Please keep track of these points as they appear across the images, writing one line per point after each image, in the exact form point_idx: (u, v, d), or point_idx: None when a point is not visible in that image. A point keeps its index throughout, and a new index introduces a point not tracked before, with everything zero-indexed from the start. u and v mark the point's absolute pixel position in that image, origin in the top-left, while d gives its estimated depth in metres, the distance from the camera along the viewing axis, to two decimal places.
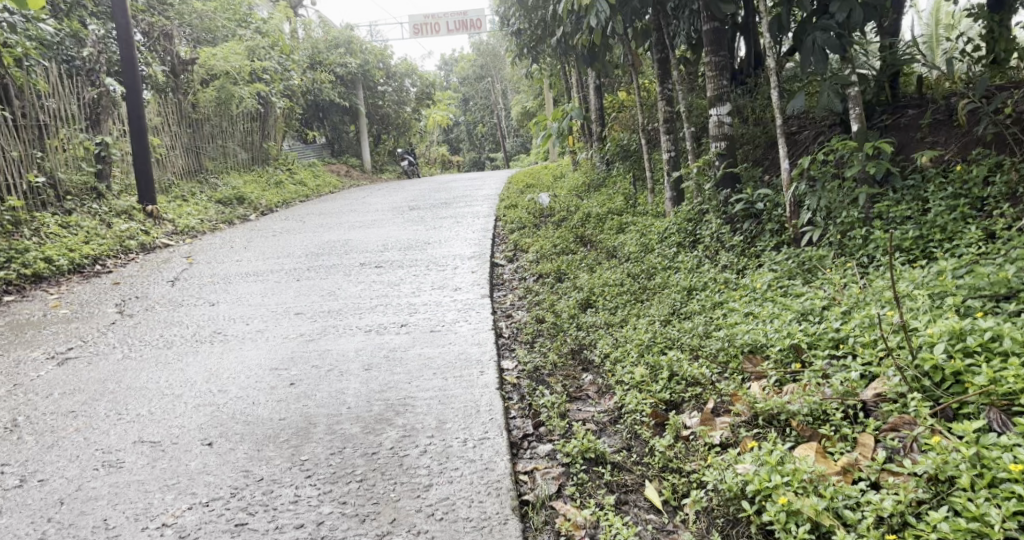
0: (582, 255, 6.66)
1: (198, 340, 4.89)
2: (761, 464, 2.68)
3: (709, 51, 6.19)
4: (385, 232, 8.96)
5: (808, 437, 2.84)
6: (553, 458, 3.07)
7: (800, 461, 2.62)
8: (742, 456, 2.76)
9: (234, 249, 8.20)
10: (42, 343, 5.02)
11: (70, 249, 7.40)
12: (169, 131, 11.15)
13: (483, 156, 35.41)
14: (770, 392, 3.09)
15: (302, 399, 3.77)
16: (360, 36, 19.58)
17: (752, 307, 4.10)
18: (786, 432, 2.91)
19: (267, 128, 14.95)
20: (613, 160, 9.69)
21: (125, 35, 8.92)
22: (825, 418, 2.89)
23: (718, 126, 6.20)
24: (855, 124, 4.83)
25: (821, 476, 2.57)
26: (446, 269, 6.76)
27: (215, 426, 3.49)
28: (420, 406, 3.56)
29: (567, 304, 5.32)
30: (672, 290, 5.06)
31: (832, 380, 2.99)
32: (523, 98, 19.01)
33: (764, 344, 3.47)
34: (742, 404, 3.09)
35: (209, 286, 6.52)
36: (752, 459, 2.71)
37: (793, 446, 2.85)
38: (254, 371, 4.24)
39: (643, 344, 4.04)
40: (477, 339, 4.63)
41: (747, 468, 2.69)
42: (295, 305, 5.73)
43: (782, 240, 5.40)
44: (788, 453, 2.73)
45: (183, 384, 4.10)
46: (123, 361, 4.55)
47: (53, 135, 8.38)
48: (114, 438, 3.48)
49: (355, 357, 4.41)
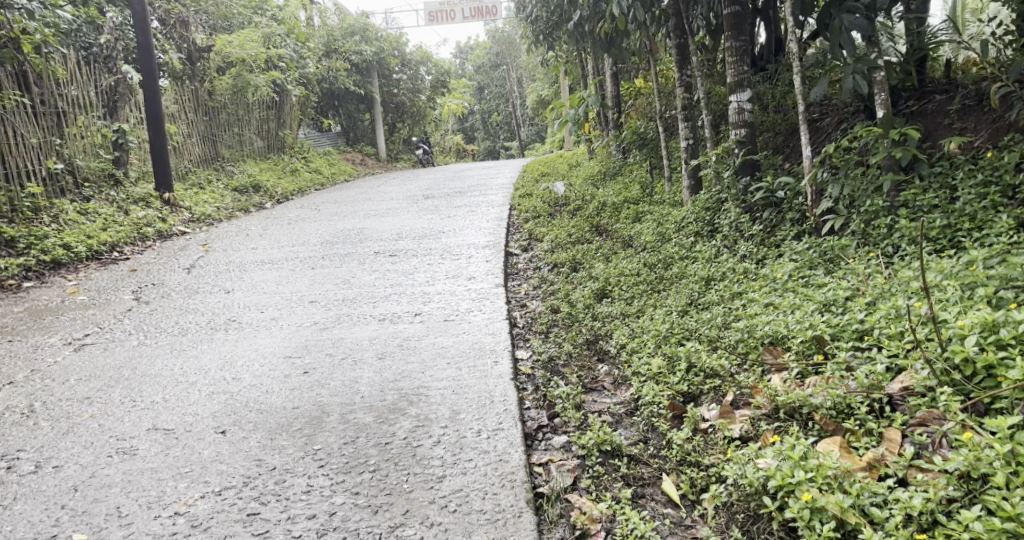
0: (598, 244, 6.62)
1: (212, 328, 4.88)
2: (783, 459, 2.62)
3: (729, 36, 6.09)
4: (400, 221, 8.94)
5: (832, 431, 2.78)
6: (568, 450, 3.03)
7: (824, 457, 2.56)
8: (764, 451, 2.71)
9: (249, 237, 8.20)
10: (60, 328, 5.04)
11: (88, 235, 7.42)
12: (185, 119, 11.16)
13: (497, 145, 35.28)
14: (792, 385, 3.04)
15: (316, 387, 3.75)
16: (376, 24, 19.51)
17: (772, 297, 4.04)
18: (808, 426, 2.85)
19: (283, 116, 14.95)
20: (630, 148, 9.61)
21: (142, 22, 8.91)
22: (850, 412, 2.83)
23: (738, 113, 6.11)
24: (879, 110, 4.72)
25: (846, 473, 2.51)
26: (461, 258, 6.73)
27: (229, 414, 3.48)
28: (434, 396, 3.54)
29: (582, 294, 5.28)
30: (690, 280, 5.02)
31: (857, 372, 2.93)
32: (539, 86, 18.90)
33: (785, 336, 3.41)
34: (763, 396, 3.03)
35: (225, 273, 6.52)
36: (774, 454, 2.65)
37: (816, 440, 2.79)
38: (268, 359, 4.23)
39: (661, 335, 3.99)
40: (492, 329, 4.60)
41: (768, 463, 2.64)
42: (309, 294, 5.71)
43: (802, 230, 5.33)
44: (811, 448, 2.67)
45: (198, 371, 4.09)
46: (139, 348, 4.56)
47: (71, 122, 8.40)
48: (128, 425, 3.48)
49: (369, 346, 4.39)
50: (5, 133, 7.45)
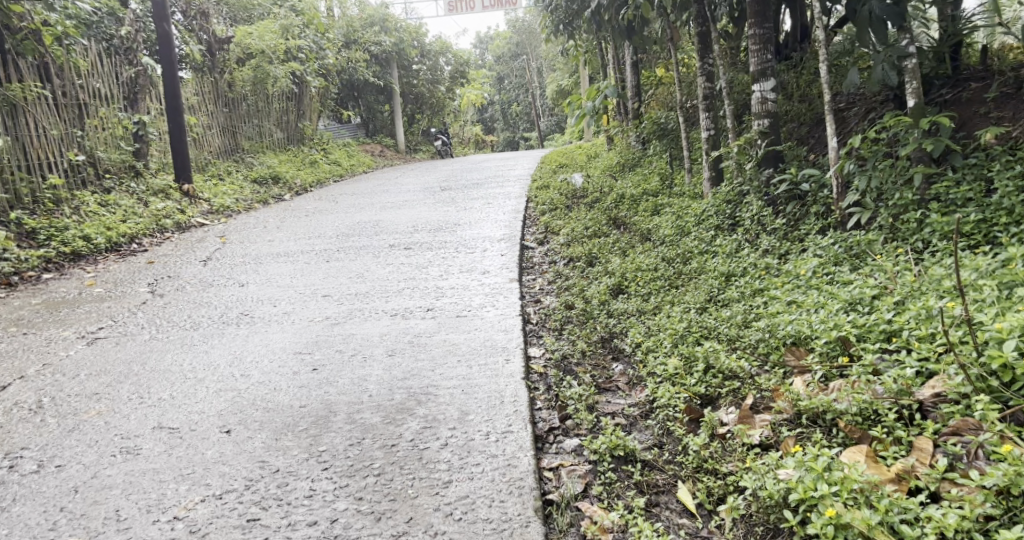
0: (616, 237, 6.50)
1: (224, 323, 4.81)
2: (806, 469, 2.49)
3: (752, 23, 5.97)
4: (416, 213, 8.85)
5: (857, 439, 2.65)
6: (579, 454, 2.93)
7: (850, 469, 2.43)
8: (785, 460, 2.58)
9: (266, 229, 8.14)
10: (74, 321, 4.96)
11: (108, 227, 7.40)
12: (206, 110, 11.15)
13: (517, 136, 35.09)
14: (814, 388, 2.91)
15: (324, 385, 3.67)
16: (395, 14, 19.40)
17: (795, 295, 3.90)
18: (832, 433, 2.72)
19: (302, 107, 14.92)
20: (649, 140, 9.45)
21: (161, 13, 8.86)
22: (877, 419, 2.69)
23: (761, 103, 5.96)
24: (911, 99, 4.56)
25: (873, 486, 2.38)
26: (476, 251, 6.64)
27: (235, 413, 3.37)
28: (443, 396, 3.47)
29: (598, 289, 5.17)
30: (709, 276, 4.92)
31: (885, 377, 2.78)
32: (559, 76, 18.73)
33: (808, 336, 3.27)
34: (784, 400, 2.90)
35: (240, 266, 6.46)
36: (796, 464, 2.52)
37: (841, 449, 2.66)
38: (277, 355, 4.15)
39: (677, 333, 3.87)
40: (504, 326, 4.51)
41: (789, 473, 2.51)
42: (323, 287, 5.64)
43: (827, 224, 5.18)
44: (836, 458, 2.54)
45: (207, 367, 4.00)
46: (150, 342, 4.47)
47: (92, 114, 8.35)
48: (133, 423, 3.36)
49: (379, 342, 4.30)
50: (28, 125, 7.39)
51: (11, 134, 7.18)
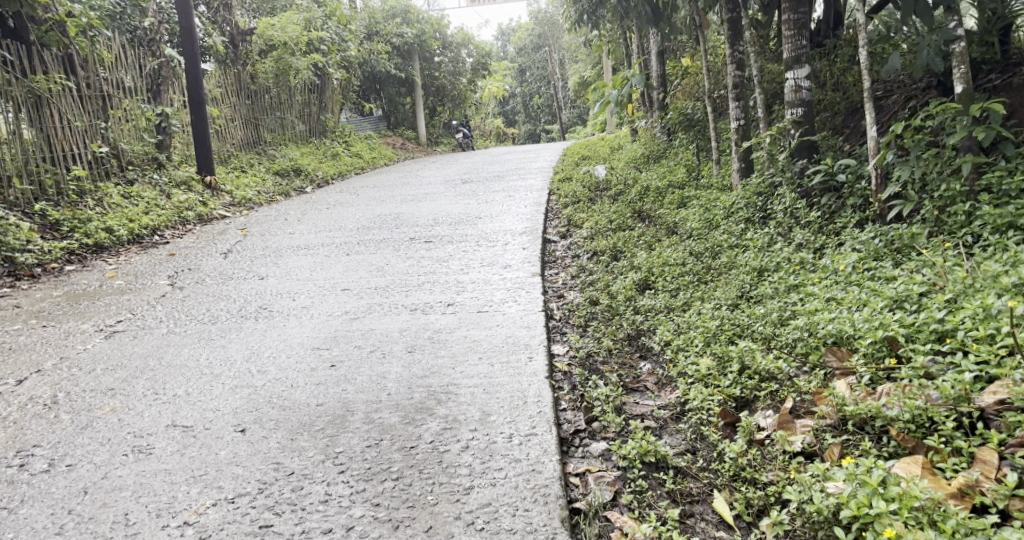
0: (641, 230, 6.34)
1: (243, 317, 4.70)
2: (858, 483, 2.32)
3: (787, 8, 5.91)
4: (437, 205, 8.73)
5: (912, 448, 2.49)
6: (607, 459, 2.78)
7: (909, 484, 2.26)
8: (834, 472, 2.41)
9: (287, 222, 8.05)
10: (93, 314, 4.83)
11: (130, 219, 7.34)
12: (228, 102, 11.09)
13: (538, 128, 34.89)
14: (861, 392, 2.74)
15: (342, 382, 3.54)
16: (417, 6, 19.27)
17: (834, 291, 3.74)
18: (883, 442, 2.55)
19: (324, 99, 14.82)
20: (675, 131, 9.26)
21: (184, 3, 8.79)
22: (932, 427, 2.51)
23: (794, 92, 5.91)
24: (959, 85, 4.44)
25: (936, 504, 2.21)
26: (497, 245, 6.50)
27: (250, 411, 3.23)
28: (464, 396, 3.34)
29: (624, 284, 5.02)
30: (741, 272, 4.76)
31: (941, 381, 2.60)
32: (581, 66, 18.54)
33: (850, 336, 3.11)
34: (828, 404, 2.73)
35: (261, 259, 6.37)
36: (847, 478, 2.35)
37: (893, 458, 2.49)
38: (295, 350, 4.03)
39: (709, 332, 3.71)
40: (527, 322, 4.37)
41: (839, 487, 2.34)
42: (343, 281, 5.53)
43: (865, 217, 5.00)
44: (890, 472, 2.37)
45: (224, 363, 3.84)
46: (167, 336, 4.32)
47: (116, 105, 8.29)
48: (147, 420, 3.18)
49: (399, 338, 4.18)
50: (52, 117, 7.33)
51: (35, 126, 7.12)
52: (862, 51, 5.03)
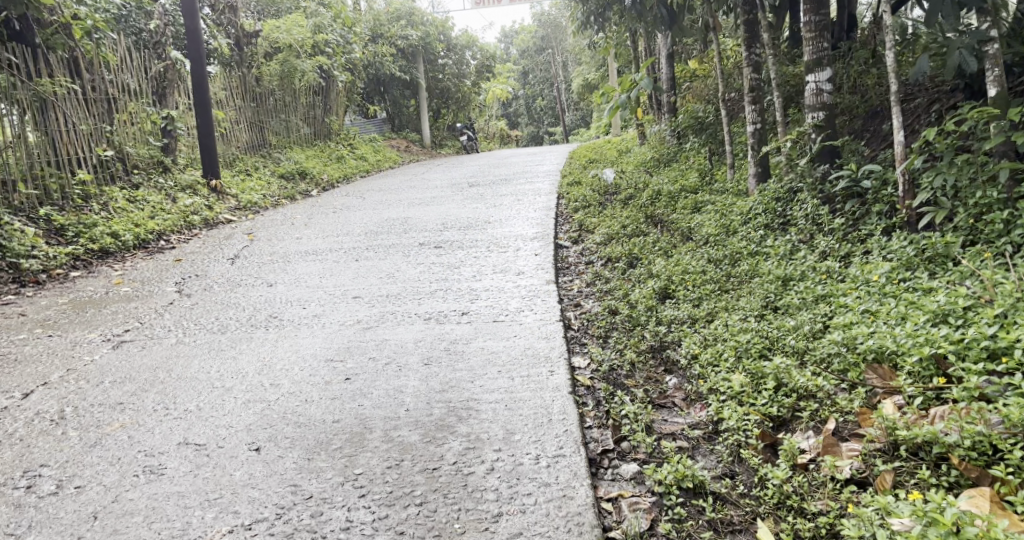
0: (656, 236, 6.20)
1: (252, 326, 4.56)
2: (926, 520, 2.20)
3: (807, 10, 5.77)
4: (445, 210, 8.60)
5: (975, 479, 2.38)
6: (641, 483, 2.71)
7: (984, 522, 2.13)
8: (897, 505, 2.29)
9: (294, 226, 7.93)
10: (100, 323, 4.69)
11: (136, 224, 7.22)
12: (234, 105, 10.97)
13: (541, 131, 34.77)
14: (911, 414, 2.66)
15: (358, 397, 3.41)
16: (422, 8, 19.18)
17: (868, 304, 3.72)
18: (942, 470, 2.44)
19: (329, 102, 14.70)
20: (686, 134, 9.13)
21: (190, 6, 8.67)
22: (996, 454, 2.40)
23: (815, 95, 5.79)
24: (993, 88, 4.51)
25: None
26: (509, 250, 6.37)
27: (265, 428, 3.07)
28: (485, 412, 3.21)
29: (643, 293, 4.88)
30: (765, 280, 4.63)
31: (1002, 405, 2.49)
32: (586, 68, 18.43)
33: (892, 353, 3.04)
34: (876, 427, 2.63)
35: (269, 265, 6.24)
36: (913, 514, 2.22)
37: (955, 489, 2.38)
38: (308, 362, 3.88)
39: (740, 346, 3.60)
40: (545, 332, 4.24)
41: (905, 524, 2.22)
42: (353, 288, 5.40)
43: (891, 224, 4.88)
44: (959, 507, 2.24)
45: (235, 375, 3.67)
46: (177, 346, 4.16)
47: (121, 108, 8.17)
48: (158, 438, 3.03)
49: (414, 350, 4.04)
50: (57, 120, 7.21)
51: (41, 130, 7.00)
52: (889, 53, 4.94)
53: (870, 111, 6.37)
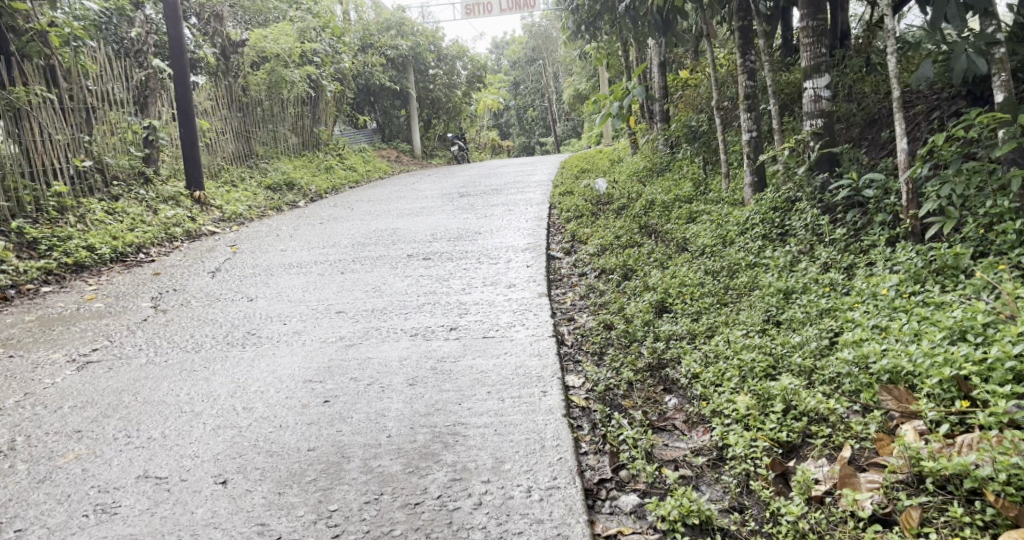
0: (651, 247, 6.00)
1: (228, 344, 4.32)
2: None
3: (804, 15, 5.59)
4: (435, 220, 8.39)
5: (1014, 518, 2.20)
6: (642, 519, 2.55)
7: None
8: None
9: (279, 238, 7.69)
10: (67, 342, 4.44)
11: (113, 236, 6.96)
12: (220, 115, 10.72)
13: (532, 141, 34.65)
14: (935, 443, 2.48)
15: (336, 422, 3.18)
16: (412, 18, 19.00)
17: (878, 320, 3.55)
18: (976, 507, 2.27)
19: (318, 112, 14.45)
20: (679, 143, 8.96)
21: (172, 14, 8.44)
22: None
23: (814, 102, 5.62)
24: (1000, 93, 4.47)
25: None
26: (499, 262, 6.16)
27: (233, 458, 2.84)
28: (473, 438, 2.99)
29: (639, 306, 4.67)
30: (766, 294, 4.43)
31: None
32: (576, 79, 18.32)
33: (908, 373, 2.87)
34: (899, 456, 2.45)
35: (250, 278, 6.00)
36: None
37: (990, 529, 2.21)
38: (285, 384, 3.64)
39: (745, 365, 3.40)
40: (537, 349, 4.02)
41: None
42: (337, 303, 5.17)
43: (896, 235, 4.71)
44: None
45: (206, 398, 3.43)
46: (145, 367, 3.90)
47: (101, 118, 7.93)
48: (115, 471, 2.79)
49: (399, 369, 3.81)
50: (32, 131, 6.97)
51: (14, 140, 6.76)
52: (892, 58, 4.77)
53: (867, 119, 6.22)
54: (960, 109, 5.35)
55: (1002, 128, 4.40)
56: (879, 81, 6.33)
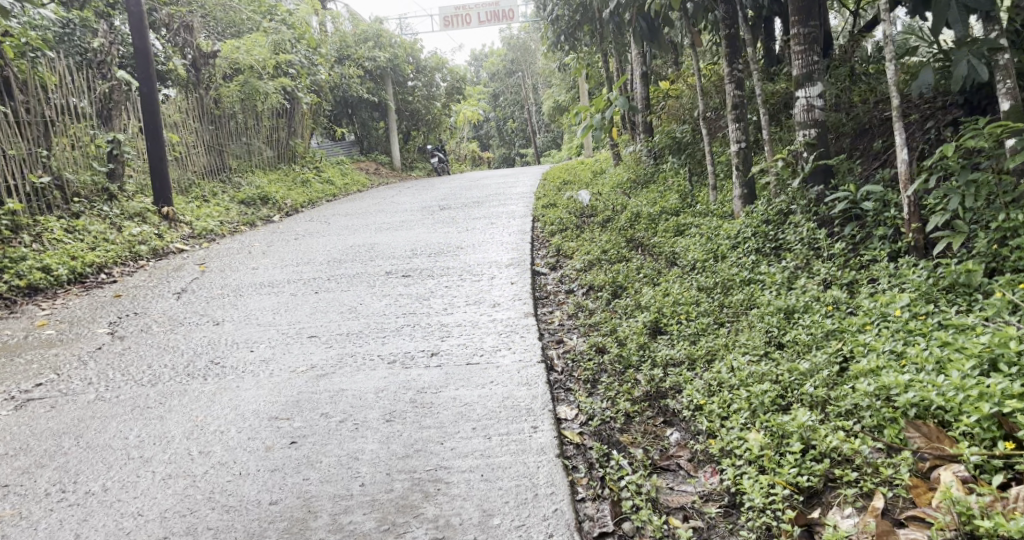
0: (640, 262, 5.71)
1: (189, 376, 3.93)
2: None
3: (796, 22, 5.32)
4: (414, 235, 8.06)
5: None
6: None
7: None
8: None
9: (251, 255, 7.31)
10: (9, 376, 4.05)
11: (72, 256, 6.55)
12: (191, 128, 10.29)
13: (513, 153, 34.46)
14: (986, 496, 2.28)
15: (303, 468, 2.87)
16: (390, 30, 18.68)
17: (894, 346, 3.29)
18: None
19: (294, 124, 14.04)
20: (664, 154, 8.72)
21: (138, 23, 8.03)
22: None
23: (807, 111, 5.37)
24: (1007, 102, 4.37)
25: None
26: (482, 279, 5.85)
27: (182, 517, 2.60)
28: (457, 487, 2.71)
29: (632, 327, 4.37)
30: (766, 313, 4.15)
31: None
32: (557, 91, 18.13)
33: (938, 408, 2.63)
34: (948, 513, 2.24)
35: (218, 300, 5.64)
36: None
37: None
38: (248, 422, 3.29)
39: (755, 397, 3.11)
40: (525, 377, 3.69)
41: None
42: (310, 326, 4.81)
43: (898, 249, 4.49)
44: None
45: (158, 441, 3.10)
46: (92, 404, 3.55)
47: (60, 131, 7.52)
48: (43, 535, 2.55)
49: (374, 403, 3.46)
50: None
51: None
52: (892, 67, 4.54)
53: (858, 129, 5.99)
54: (955, 117, 5.13)
55: (1010, 137, 4.17)
56: (868, 90, 6.11)
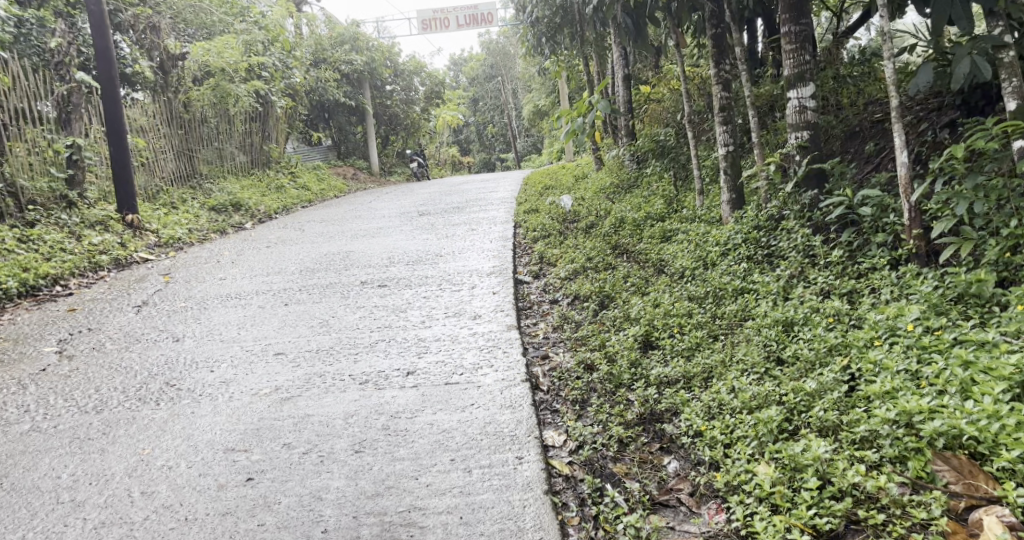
0: (627, 270, 5.42)
1: (140, 401, 3.58)
2: None
3: (786, 20, 5.03)
4: (390, 242, 7.72)
5: None
6: None
7: None
8: None
9: (219, 265, 6.93)
10: None
11: (24, 268, 6.15)
12: (158, 132, 9.86)
13: (493, 157, 34.06)
14: None
15: (259, 512, 2.57)
16: (367, 32, 18.32)
17: (909, 365, 3.02)
18: None
19: (268, 128, 13.63)
20: (647, 157, 8.45)
21: (98, 21, 7.65)
22: None
23: (799, 112, 5.10)
24: (1012, 101, 4.11)
25: None
26: (462, 289, 5.54)
27: None
28: (436, 533, 2.46)
29: (623, 341, 4.07)
30: (765, 324, 3.88)
31: None
32: (535, 94, 17.80)
33: (971, 439, 2.46)
34: None
35: (179, 314, 5.28)
36: None
37: None
38: (201, 454, 2.96)
39: (762, 422, 2.82)
40: (509, 400, 3.38)
41: None
42: (277, 343, 4.48)
43: (899, 257, 4.25)
44: None
45: (95, 480, 2.78)
46: (27, 436, 3.20)
47: (14, 135, 7.13)
48: None
49: (343, 431, 3.14)
50: None
51: None
52: (891, 65, 4.25)
53: (848, 131, 5.73)
54: (953, 119, 4.85)
55: (1019, 139, 3.93)
56: (858, 90, 5.84)
